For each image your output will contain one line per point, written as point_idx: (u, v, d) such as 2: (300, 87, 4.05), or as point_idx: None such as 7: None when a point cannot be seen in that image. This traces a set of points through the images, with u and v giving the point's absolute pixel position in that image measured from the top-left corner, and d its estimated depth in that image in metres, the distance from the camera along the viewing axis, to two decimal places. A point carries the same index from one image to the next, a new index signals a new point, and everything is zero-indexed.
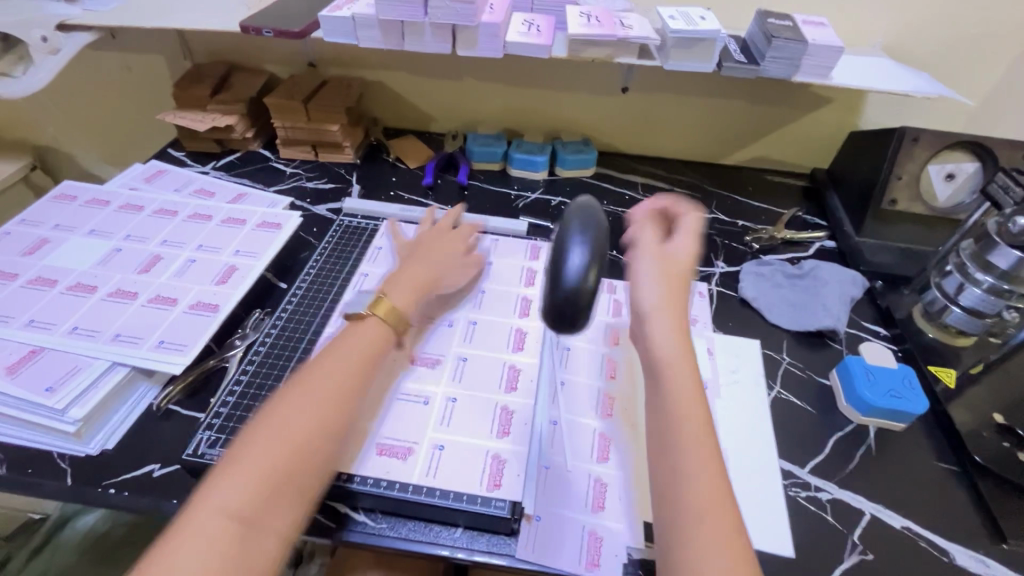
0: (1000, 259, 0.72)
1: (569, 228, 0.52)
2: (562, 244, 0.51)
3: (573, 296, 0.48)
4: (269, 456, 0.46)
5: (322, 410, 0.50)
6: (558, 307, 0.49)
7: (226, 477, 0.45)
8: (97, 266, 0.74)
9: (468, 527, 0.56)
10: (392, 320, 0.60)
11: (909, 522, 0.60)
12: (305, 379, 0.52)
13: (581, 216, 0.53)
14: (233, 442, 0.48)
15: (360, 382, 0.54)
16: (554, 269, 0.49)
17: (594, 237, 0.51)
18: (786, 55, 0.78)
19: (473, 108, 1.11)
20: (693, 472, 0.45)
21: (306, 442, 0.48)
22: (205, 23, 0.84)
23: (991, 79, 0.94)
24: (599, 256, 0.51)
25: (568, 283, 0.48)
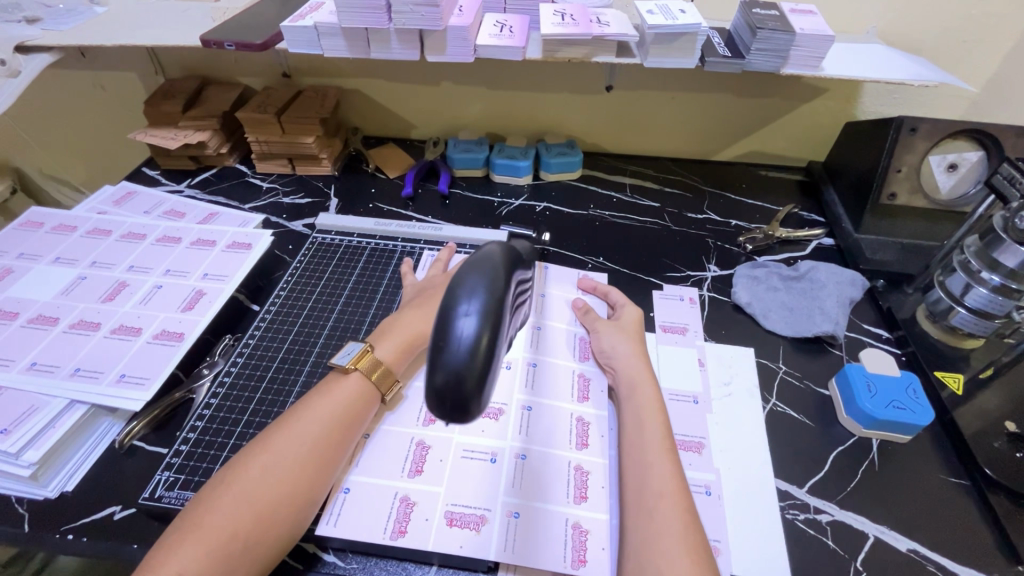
0: (1008, 257, 0.67)
1: (464, 272, 0.37)
2: (450, 297, 0.35)
3: (456, 381, 0.33)
4: (229, 516, 0.47)
5: (290, 469, 0.50)
6: (437, 397, 0.34)
7: (189, 538, 0.45)
8: (60, 297, 0.72)
9: (444, 566, 0.53)
10: (376, 375, 0.59)
11: (916, 545, 0.56)
12: (278, 436, 0.52)
13: (484, 255, 0.38)
14: (203, 497, 0.49)
15: (335, 443, 0.53)
16: (434, 342, 0.34)
17: (495, 288, 0.36)
18: (774, 47, 0.73)
19: (453, 113, 1.07)
20: (659, 492, 0.51)
21: (272, 506, 0.48)
22: (166, 39, 0.81)
23: (995, 62, 0.88)
24: (500, 317, 0.35)
25: (450, 363, 0.33)
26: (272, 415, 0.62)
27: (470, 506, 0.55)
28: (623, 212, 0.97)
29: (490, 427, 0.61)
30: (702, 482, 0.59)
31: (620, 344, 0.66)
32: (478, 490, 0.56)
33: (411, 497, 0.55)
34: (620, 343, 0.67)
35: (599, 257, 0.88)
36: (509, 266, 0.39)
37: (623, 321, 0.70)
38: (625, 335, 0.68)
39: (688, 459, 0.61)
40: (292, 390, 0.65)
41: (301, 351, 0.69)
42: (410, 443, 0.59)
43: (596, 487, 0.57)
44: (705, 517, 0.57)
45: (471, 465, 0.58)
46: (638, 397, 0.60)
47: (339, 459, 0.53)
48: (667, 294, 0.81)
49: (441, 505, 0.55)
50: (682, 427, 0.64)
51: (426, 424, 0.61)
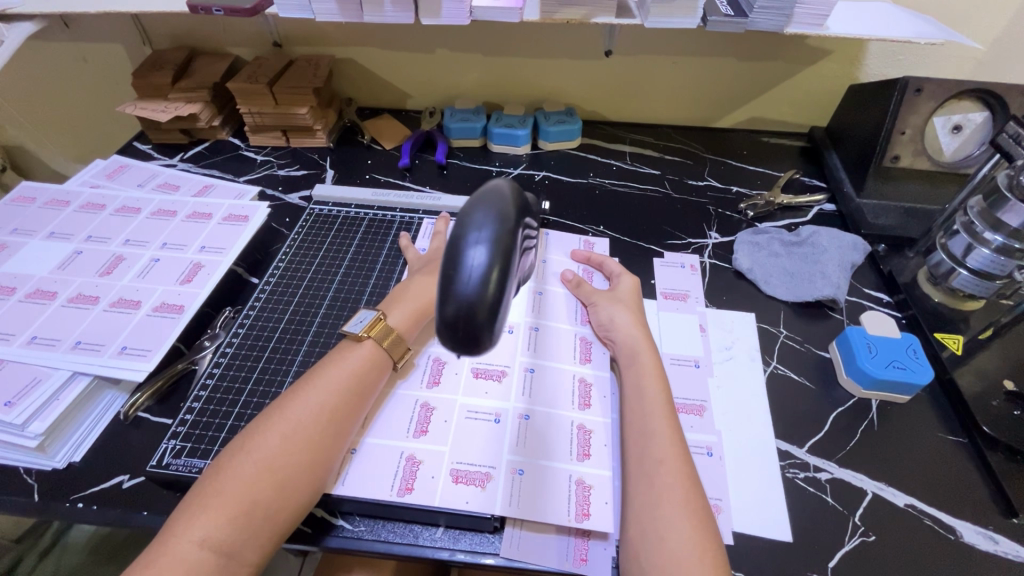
0: (1012, 216, 0.67)
1: (473, 205, 0.36)
2: (459, 229, 0.35)
3: (468, 312, 0.34)
4: (250, 483, 0.47)
5: (307, 437, 0.50)
6: (448, 328, 0.34)
7: (210, 504, 0.46)
8: (57, 271, 0.71)
9: (450, 527, 0.53)
10: (387, 343, 0.59)
11: (914, 500, 0.57)
12: (293, 404, 0.52)
13: (492, 188, 0.38)
14: (219, 464, 0.49)
15: (349, 410, 0.54)
16: (445, 275, 0.34)
17: (506, 220, 0.36)
18: (777, 5, 0.71)
19: (449, 81, 1.05)
20: (663, 453, 0.52)
21: (289, 474, 0.48)
22: (151, 5, 0.79)
23: (1001, 21, 0.86)
24: (510, 249, 0.35)
25: (461, 295, 0.34)
26: (275, 384, 0.63)
27: (475, 464, 0.55)
28: (623, 181, 0.96)
29: (494, 389, 0.62)
30: (705, 443, 0.60)
31: (618, 317, 0.66)
32: (483, 448, 0.57)
33: (417, 458, 0.56)
34: (617, 318, 0.66)
35: (599, 225, 0.87)
36: (519, 202, 0.38)
37: (619, 291, 0.69)
38: (624, 305, 0.67)
39: (690, 421, 0.62)
40: (294, 360, 0.65)
41: (302, 321, 0.69)
42: (415, 405, 0.60)
43: (599, 445, 0.58)
44: (706, 477, 0.57)
45: (476, 425, 0.59)
46: (638, 368, 0.60)
47: (350, 428, 0.53)
48: (668, 261, 0.81)
49: (446, 463, 0.56)
50: (684, 391, 0.64)
51: (431, 386, 0.62)
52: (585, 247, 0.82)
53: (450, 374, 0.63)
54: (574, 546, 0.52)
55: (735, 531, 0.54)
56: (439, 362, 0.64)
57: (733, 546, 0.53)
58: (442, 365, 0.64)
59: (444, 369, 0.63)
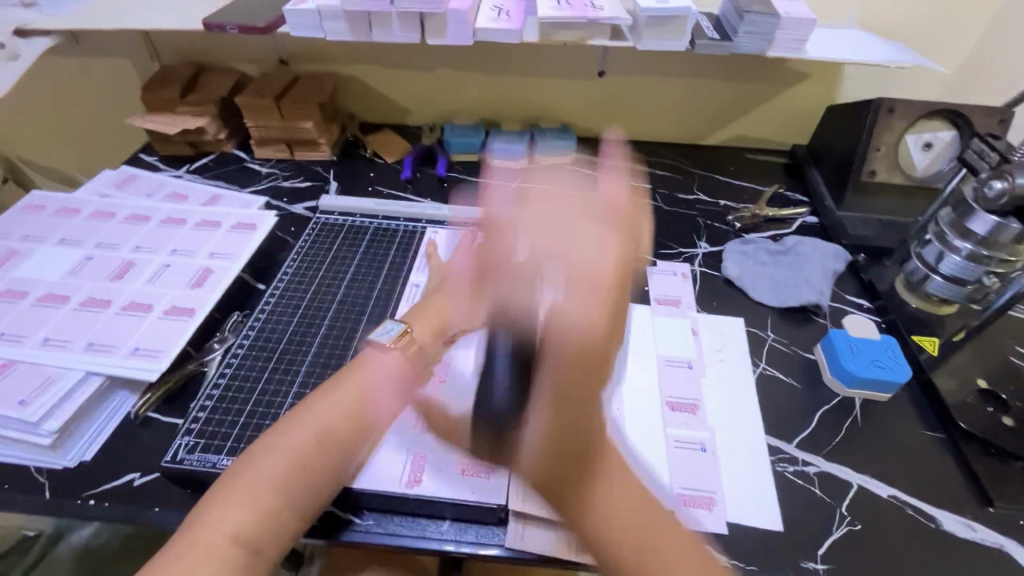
0: (979, 225, 0.70)
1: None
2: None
3: None
4: (281, 480, 0.49)
5: (336, 437, 0.53)
6: None
7: (241, 497, 0.47)
8: (68, 276, 0.73)
9: (456, 520, 0.56)
10: (411, 354, 0.62)
11: (896, 491, 0.60)
12: (324, 405, 0.54)
13: None
14: (248, 458, 0.50)
15: (374, 414, 0.56)
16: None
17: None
18: (758, 30, 0.77)
19: (449, 98, 1.09)
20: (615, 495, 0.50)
21: (317, 474, 0.50)
22: (166, 23, 0.83)
23: (965, 49, 0.94)
24: None
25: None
26: (286, 383, 0.64)
27: (480, 458, 0.58)
28: None
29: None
30: (698, 439, 0.63)
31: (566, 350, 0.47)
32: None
33: (428, 455, 0.58)
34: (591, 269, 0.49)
35: None
36: None
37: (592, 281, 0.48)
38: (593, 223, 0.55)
39: (683, 419, 0.65)
40: (304, 361, 0.67)
41: (310, 325, 0.71)
42: (422, 404, 0.62)
43: None
44: (700, 471, 0.60)
45: None
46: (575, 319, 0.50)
47: (371, 431, 0.56)
48: (660, 269, 0.84)
49: (453, 459, 0.58)
50: (677, 390, 0.67)
51: (437, 386, 0.64)
52: None
53: (456, 374, 0.66)
54: (575, 541, 0.54)
55: (729, 520, 0.57)
56: (445, 364, 0.66)
57: (728, 536, 0.56)
58: (447, 366, 0.66)
59: (450, 370, 0.66)
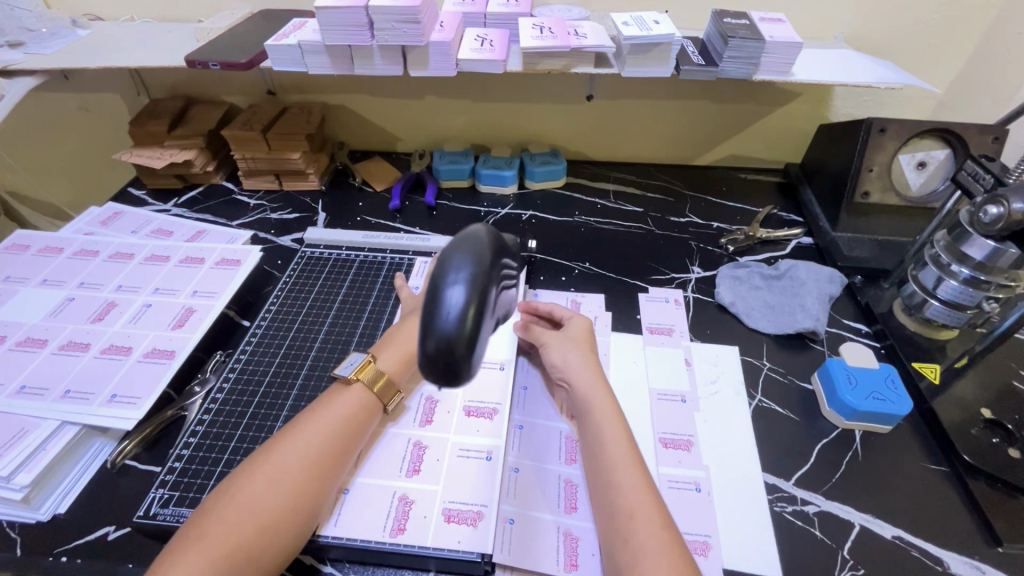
0: (975, 250, 0.68)
1: (452, 247, 0.39)
2: (439, 269, 0.37)
3: (446, 347, 0.35)
4: (233, 528, 0.47)
5: (293, 482, 0.51)
6: (429, 361, 0.36)
7: (191, 550, 0.46)
8: (48, 318, 0.72)
9: (441, 571, 0.53)
10: (377, 388, 0.60)
11: (901, 532, 0.57)
12: (282, 447, 0.53)
13: (470, 233, 0.40)
14: (204, 512, 0.49)
15: (336, 453, 0.54)
16: (426, 310, 0.36)
17: (482, 260, 0.38)
18: (744, 55, 0.76)
19: (438, 125, 1.09)
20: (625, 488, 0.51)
21: (273, 519, 0.48)
22: (151, 61, 0.83)
23: (956, 66, 0.93)
24: (485, 289, 0.37)
25: (441, 331, 0.35)
26: (266, 428, 0.63)
27: (467, 503, 0.55)
28: (607, 219, 0.99)
29: (486, 426, 0.62)
30: (693, 479, 0.61)
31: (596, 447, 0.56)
32: (474, 486, 0.57)
33: (411, 500, 0.56)
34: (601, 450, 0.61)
35: (586, 262, 0.90)
36: (495, 246, 0.40)
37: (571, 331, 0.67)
38: (573, 343, 0.65)
39: (677, 457, 0.62)
40: (285, 403, 0.65)
41: (292, 365, 0.69)
42: (407, 444, 0.60)
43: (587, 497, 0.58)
44: (694, 514, 0.58)
45: (467, 463, 0.59)
46: (596, 411, 0.58)
47: (338, 471, 0.54)
48: (652, 297, 0.83)
49: (438, 503, 0.55)
50: (671, 426, 0.65)
51: (422, 425, 0.62)
52: (572, 306, 0.81)
53: (442, 412, 0.64)
54: None
55: (726, 567, 0.54)
56: (431, 401, 0.65)
57: None
58: (434, 404, 0.64)
59: (437, 408, 0.64)
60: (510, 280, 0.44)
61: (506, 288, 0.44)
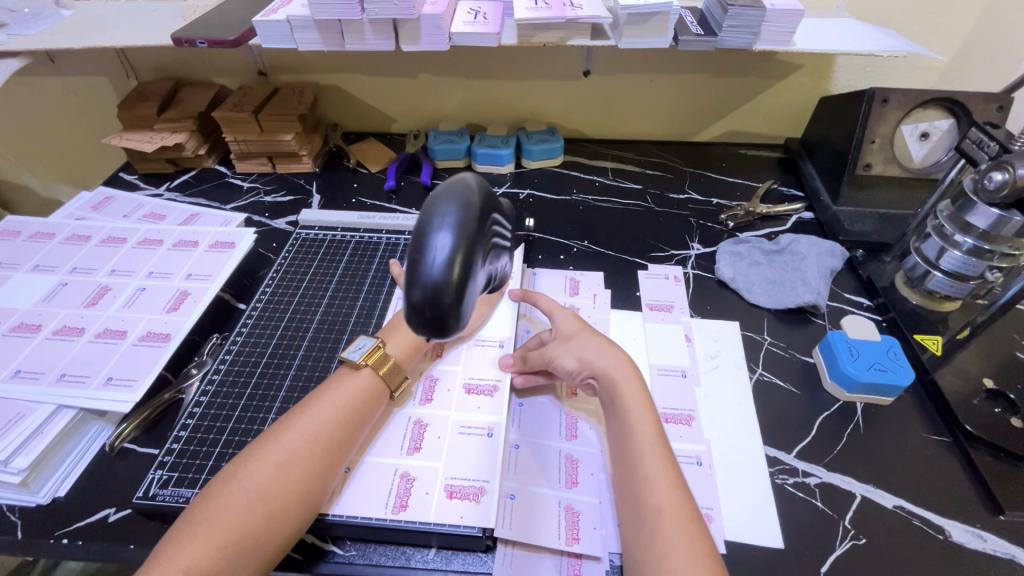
0: (979, 219, 0.67)
1: (439, 194, 0.37)
2: (425, 216, 0.36)
3: (433, 295, 0.35)
4: (241, 511, 0.47)
5: (301, 465, 0.50)
6: (416, 312, 0.36)
7: (199, 533, 0.45)
8: (41, 304, 0.71)
9: (442, 547, 0.53)
10: (384, 371, 0.59)
11: (902, 502, 0.57)
12: (289, 430, 0.52)
13: (459, 180, 0.39)
14: (210, 492, 0.49)
15: (344, 437, 0.54)
16: (411, 258, 0.36)
17: (470, 207, 0.37)
18: (744, 24, 0.74)
19: (433, 104, 1.07)
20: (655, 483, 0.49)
21: (281, 502, 0.48)
22: (137, 40, 0.81)
23: (961, 34, 0.91)
24: (475, 235, 0.36)
25: (427, 279, 0.35)
26: (263, 409, 0.62)
27: (469, 479, 0.55)
28: (606, 196, 0.98)
29: (486, 403, 0.62)
30: (694, 452, 0.61)
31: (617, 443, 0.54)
32: (476, 462, 0.56)
33: (413, 478, 0.55)
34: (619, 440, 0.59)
35: (584, 241, 0.89)
36: (484, 195, 0.39)
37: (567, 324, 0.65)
38: (585, 336, 0.62)
39: (679, 432, 0.62)
40: (283, 384, 0.65)
41: (288, 347, 0.69)
42: (408, 422, 0.60)
43: (588, 473, 0.58)
44: (695, 486, 0.58)
45: (468, 440, 0.58)
46: (621, 400, 0.56)
47: (344, 454, 0.54)
48: (652, 274, 0.82)
49: (441, 479, 0.55)
50: (671, 401, 0.65)
51: (423, 403, 0.62)
52: (572, 284, 0.80)
53: (442, 390, 0.63)
54: (566, 566, 0.51)
55: (726, 539, 0.54)
56: (431, 380, 0.64)
57: (726, 555, 0.53)
58: (434, 382, 0.64)
59: (437, 386, 0.63)
60: (505, 236, 0.43)
61: (501, 244, 0.43)
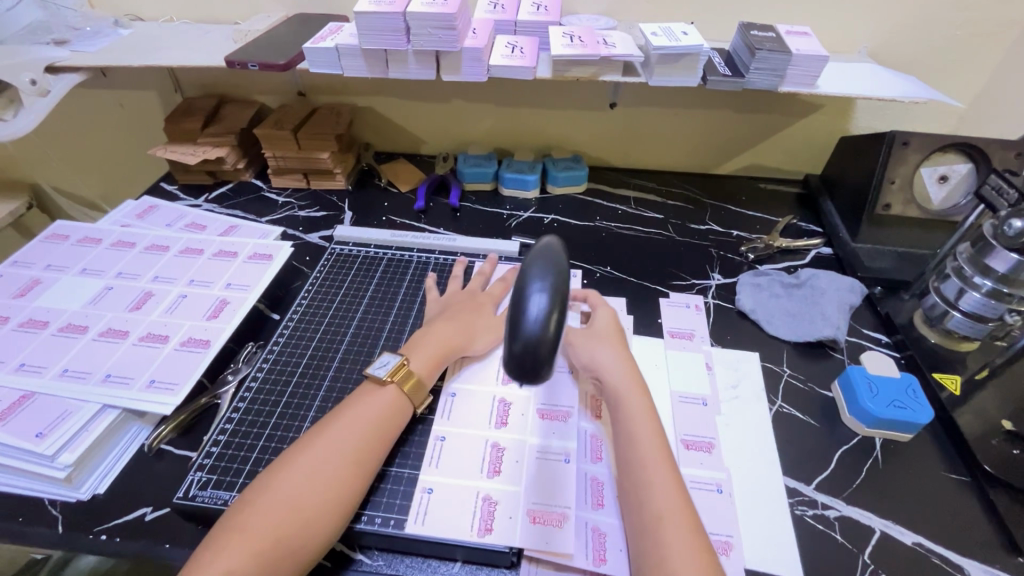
0: (998, 262, 0.70)
1: (532, 260, 0.41)
2: (521, 281, 0.40)
3: (533, 349, 0.38)
4: (276, 519, 0.49)
5: (332, 475, 0.52)
6: (515, 362, 0.38)
7: (236, 538, 0.48)
8: (88, 306, 0.74)
9: (467, 561, 0.55)
10: (407, 388, 0.61)
11: (921, 539, 0.58)
12: (321, 442, 0.55)
13: (545, 244, 0.43)
14: (245, 500, 0.51)
15: (369, 451, 0.56)
16: (513, 316, 0.39)
17: (561, 271, 0.40)
18: (771, 67, 0.77)
19: (463, 129, 1.11)
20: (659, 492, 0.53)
21: (312, 512, 0.50)
22: (193, 60, 0.85)
23: (978, 81, 0.94)
24: (566, 297, 0.40)
25: (528, 334, 0.38)
26: (298, 418, 0.64)
27: (552, 505, 0.57)
28: (628, 224, 1.01)
29: (562, 430, 0.63)
30: (714, 480, 0.62)
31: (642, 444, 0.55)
32: (557, 488, 0.58)
33: (493, 500, 0.57)
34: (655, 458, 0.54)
35: (607, 266, 0.91)
36: (567, 255, 0.44)
37: (598, 327, 0.68)
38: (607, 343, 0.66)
39: (699, 459, 0.63)
40: (317, 395, 0.67)
41: (323, 357, 0.71)
42: (485, 445, 0.62)
43: (614, 494, 0.59)
44: (715, 513, 0.59)
45: (548, 466, 0.60)
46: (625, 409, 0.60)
47: (374, 467, 0.56)
48: (673, 302, 0.84)
49: (523, 504, 0.57)
50: (692, 428, 0.66)
51: (500, 426, 0.64)
52: None
53: (518, 415, 0.65)
54: None
55: (746, 567, 0.55)
56: (505, 404, 0.66)
57: None
58: (508, 406, 0.66)
59: (511, 410, 0.65)
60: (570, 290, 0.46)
61: None
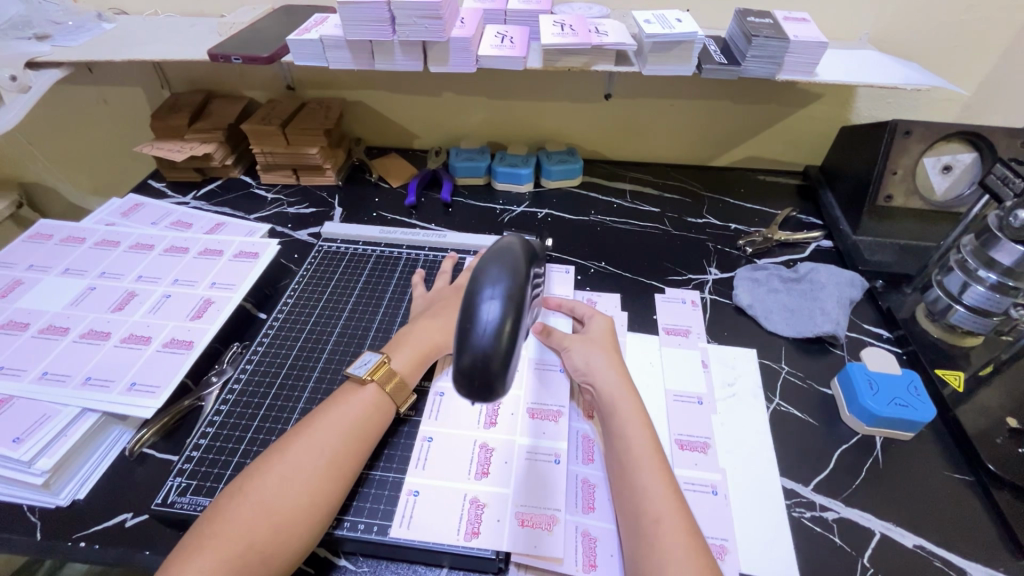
0: (1003, 255, 0.68)
1: (488, 262, 0.41)
2: (475, 284, 0.40)
3: (483, 360, 0.38)
4: (248, 526, 0.47)
5: (307, 480, 0.51)
6: (465, 377, 0.38)
7: (207, 547, 0.46)
8: (70, 306, 0.73)
9: (454, 568, 0.53)
10: (390, 388, 0.60)
11: (923, 541, 0.56)
12: (296, 446, 0.53)
13: (505, 246, 0.43)
14: (218, 506, 0.50)
15: (348, 454, 0.54)
16: (464, 324, 0.39)
17: (516, 276, 0.41)
18: (768, 54, 0.75)
19: (455, 122, 1.09)
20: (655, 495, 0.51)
21: (285, 519, 0.49)
22: (175, 54, 0.83)
23: (984, 68, 0.91)
24: (519, 303, 0.40)
25: (477, 346, 0.38)
26: (282, 420, 0.63)
27: (540, 507, 0.55)
28: (623, 218, 0.98)
29: (552, 430, 0.61)
30: (709, 482, 0.60)
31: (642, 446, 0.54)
32: (545, 490, 0.56)
33: (478, 502, 0.55)
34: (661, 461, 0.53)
35: (602, 262, 0.89)
36: (527, 258, 0.44)
37: (592, 333, 0.67)
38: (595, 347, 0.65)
39: (694, 459, 0.62)
40: (301, 397, 0.65)
41: (308, 358, 0.70)
42: (473, 446, 0.60)
43: (605, 497, 0.57)
44: (711, 515, 0.57)
45: (537, 466, 0.58)
46: (619, 413, 0.58)
47: (353, 470, 0.54)
48: (669, 297, 0.82)
49: (511, 506, 0.55)
50: (687, 428, 0.65)
51: (488, 426, 0.62)
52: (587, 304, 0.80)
53: (508, 414, 0.63)
54: None
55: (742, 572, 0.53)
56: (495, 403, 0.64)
57: None
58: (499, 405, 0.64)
59: (501, 410, 0.63)
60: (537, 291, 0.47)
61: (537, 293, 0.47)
